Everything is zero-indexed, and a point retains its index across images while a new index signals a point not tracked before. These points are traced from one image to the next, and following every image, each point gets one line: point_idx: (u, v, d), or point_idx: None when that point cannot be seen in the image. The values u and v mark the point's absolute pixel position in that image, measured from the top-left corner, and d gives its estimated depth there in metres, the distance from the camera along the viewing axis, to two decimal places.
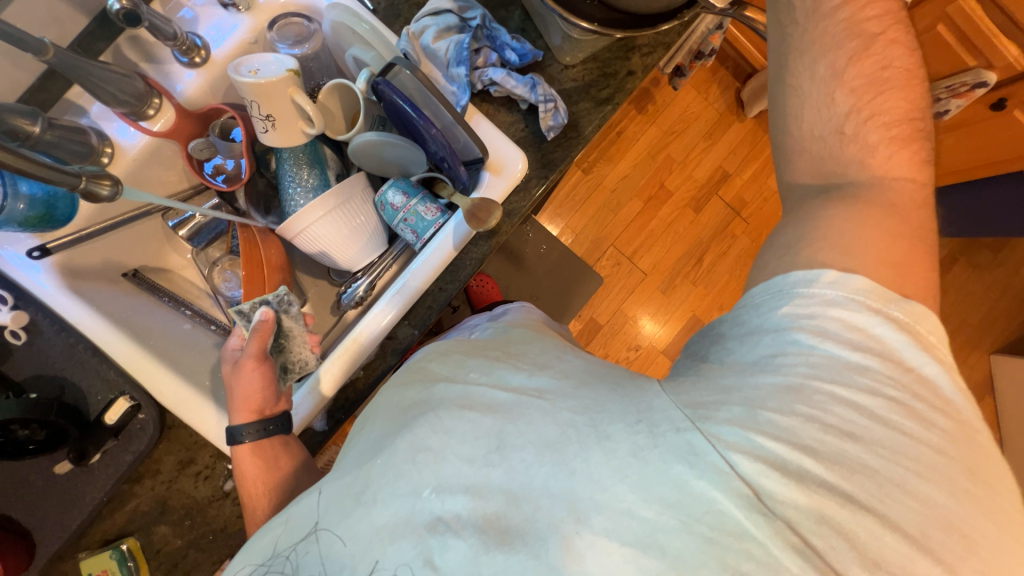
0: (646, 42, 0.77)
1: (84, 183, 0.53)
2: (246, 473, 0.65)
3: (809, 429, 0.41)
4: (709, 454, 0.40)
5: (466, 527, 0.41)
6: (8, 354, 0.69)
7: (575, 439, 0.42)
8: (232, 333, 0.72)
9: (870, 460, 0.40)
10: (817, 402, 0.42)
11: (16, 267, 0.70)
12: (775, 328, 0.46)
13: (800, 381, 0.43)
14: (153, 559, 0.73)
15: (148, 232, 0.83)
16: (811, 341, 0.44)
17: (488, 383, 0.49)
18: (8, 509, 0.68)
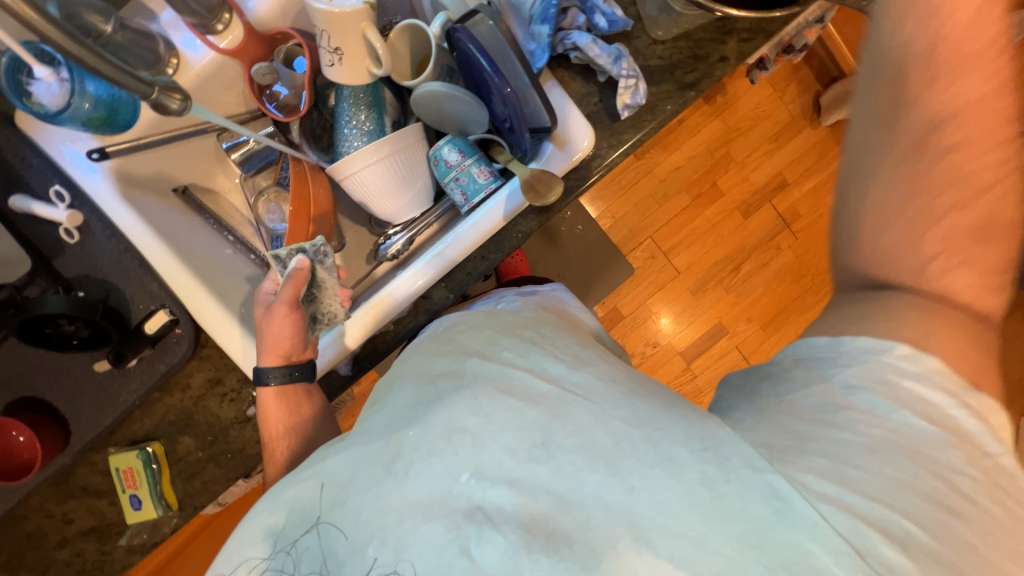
0: (746, 26, 0.69)
1: (155, 93, 0.52)
2: (269, 417, 0.67)
3: (908, 494, 0.38)
4: (787, 509, 0.38)
5: (506, 518, 0.42)
6: (61, 250, 0.71)
7: (629, 451, 0.42)
8: (267, 277, 0.72)
9: (968, 535, 0.38)
10: (911, 467, 0.39)
11: (76, 165, 0.71)
12: (841, 385, 0.44)
13: (885, 446, 0.40)
14: (174, 465, 0.77)
15: (201, 150, 0.83)
16: (891, 405, 0.42)
17: (528, 370, 0.49)
18: (49, 396, 0.72)
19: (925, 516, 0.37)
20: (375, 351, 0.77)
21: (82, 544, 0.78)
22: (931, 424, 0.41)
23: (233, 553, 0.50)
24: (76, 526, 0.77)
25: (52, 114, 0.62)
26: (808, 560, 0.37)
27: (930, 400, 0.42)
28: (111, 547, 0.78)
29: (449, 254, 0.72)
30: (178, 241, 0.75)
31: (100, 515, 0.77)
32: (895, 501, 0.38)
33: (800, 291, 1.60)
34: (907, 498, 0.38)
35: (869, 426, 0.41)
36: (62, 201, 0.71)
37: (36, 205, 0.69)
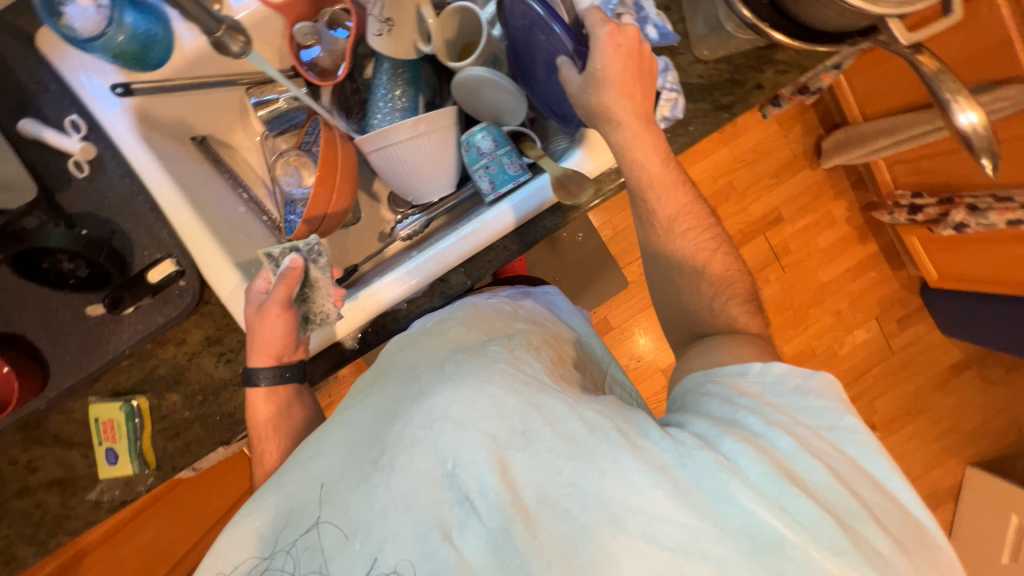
0: (785, 58, 0.72)
1: (220, 32, 0.50)
2: (258, 414, 0.67)
3: (822, 472, 0.41)
4: (715, 475, 0.41)
5: (486, 503, 0.42)
6: (66, 183, 0.68)
7: (602, 439, 0.43)
8: (258, 276, 0.68)
9: (865, 491, 0.42)
10: (808, 442, 0.43)
11: (94, 98, 0.67)
12: (725, 398, 0.48)
13: (782, 426, 0.44)
14: (157, 422, 0.73)
15: (227, 102, 0.80)
16: (764, 394, 0.48)
17: (509, 363, 0.49)
18: (32, 334, 0.68)
19: (830, 484, 0.41)
20: (380, 330, 0.75)
21: (43, 496, 0.73)
22: (809, 404, 0.46)
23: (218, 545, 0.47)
24: (41, 475, 0.73)
25: (82, 40, 0.61)
26: (744, 527, 0.39)
27: (813, 389, 0.47)
28: (76, 502, 0.74)
29: (459, 249, 0.72)
30: (193, 190, 0.72)
31: (69, 467, 0.73)
32: (803, 473, 0.41)
33: (783, 323, 1.66)
34: (812, 468, 0.42)
35: (769, 415, 0.45)
36: (77, 132, 0.68)
37: (48, 132, 0.66)
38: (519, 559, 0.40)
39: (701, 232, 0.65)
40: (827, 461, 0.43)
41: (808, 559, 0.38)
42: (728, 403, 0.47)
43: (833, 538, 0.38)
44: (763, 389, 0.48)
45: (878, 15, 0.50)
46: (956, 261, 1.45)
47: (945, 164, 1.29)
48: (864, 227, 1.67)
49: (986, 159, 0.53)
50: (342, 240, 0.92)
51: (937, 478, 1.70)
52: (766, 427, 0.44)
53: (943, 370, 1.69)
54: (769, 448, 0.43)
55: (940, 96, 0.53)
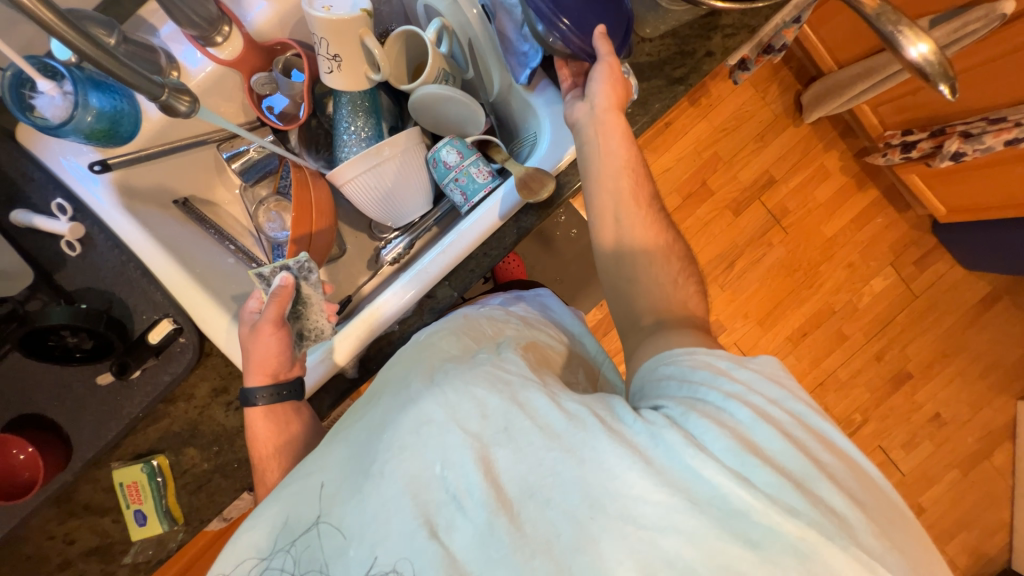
0: (730, 22, 0.72)
1: (165, 96, 0.53)
2: (260, 447, 0.66)
3: (783, 442, 0.41)
4: (679, 449, 0.40)
5: (471, 500, 0.42)
6: (62, 263, 0.71)
7: (580, 427, 0.43)
8: (251, 296, 0.71)
9: (829, 459, 0.42)
10: (768, 413, 0.43)
11: (76, 178, 0.71)
12: (685, 378, 0.47)
13: (744, 399, 0.44)
14: (179, 478, 0.75)
15: (201, 162, 0.83)
16: (723, 366, 0.47)
17: (493, 364, 0.50)
18: (50, 411, 0.71)
19: (787, 449, 0.41)
20: (377, 354, 0.76)
21: (84, 565, 0.76)
22: (768, 378, 0.46)
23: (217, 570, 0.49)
24: (79, 546, 0.75)
25: (54, 126, 0.63)
26: (713, 496, 0.39)
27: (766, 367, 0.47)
28: (115, 566, 0.76)
29: (439, 262, 0.73)
30: (180, 250, 0.75)
31: (103, 534, 0.76)
32: (764, 443, 0.41)
33: (794, 284, 1.62)
34: (771, 436, 0.41)
35: (730, 386, 0.45)
36: (64, 215, 0.71)
37: (39, 219, 0.69)
38: (505, 554, 0.40)
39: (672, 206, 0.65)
40: (789, 429, 0.43)
41: (776, 526, 0.38)
42: (690, 386, 0.46)
43: (794, 501, 0.38)
44: (723, 365, 0.47)
45: None
46: (960, 192, 1.41)
47: (927, 98, 1.27)
48: (860, 174, 1.63)
49: (944, 84, 0.52)
50: (333, 274, 0.94)
51: (986, 419, 1.63)
52: (728, 401, 0.43)
53: (972, 305, 1.63)
54: (734, 421, 0.42)
55: (884, 30, 0.53)
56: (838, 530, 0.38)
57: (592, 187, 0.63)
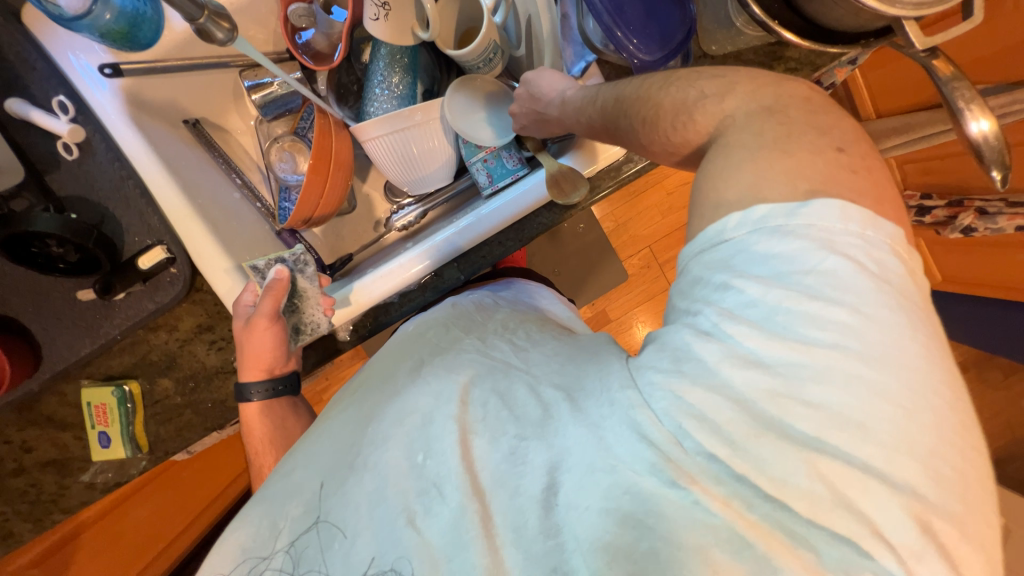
0: (796, 56, 0.69)
1: (202, 18, 0.49)
2: (253, 431, 0.68)
3: (757, 383, 0.34)
4: (625, 418, 0.37)
5: (450, 486, 0.41)
6: (55, 165, 0.66)
7: (553, 414, 0.41)
8: (245, 287, 0.68)
9: (828, 403, 0.33)
10: (750, 339, 0.35)
11: (83, 78, 0.66)
12: (690, 285, 0.39)
13: (740, 308, 0.35)
14: (149, 407, 0.74)
15: (219, 84, 0.78)
16: (737, 260, 0.37)
17: (479, 354, 0.50)
18: (23, 316, 0.68)
19: (759, 393, 0.34)
20: (369, 321, 0.74)
21: (40, 475, 0.75)
22: (779, 264, 0.35)
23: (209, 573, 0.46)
24: (36, 455, 0.74)
25: (68, 19, 0.57)
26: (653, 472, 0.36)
27: (806, 222, 0.35)
28: (71, 482, 0.75)
29: (453, 242, 0.71)
30: (185, 175, 0.71)
31: (63, 448, 0.74)
32: (721, 400, 0.35)
33: None
34: (741, 375, 0.35)
35: (731, 296, 0.36)
36: (64, 114, 0.66)
37: (35, 113, 0.64)
38: (471, 540, 0.39)
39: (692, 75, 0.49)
40: (767, 358, 0.34)
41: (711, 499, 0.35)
42: (689, 298, 0.39)
43: (726, 471, 0.35)
44: (732, 262, 0.37)
45: (894, 18, 0.47)
46: (961, 265, 1.43)
47: (953, 166, 1.28)
48: None
49: (996, 171, 0.51)
50: (337, 228, 0.92)
51: None
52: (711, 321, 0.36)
53: None
54: (694, 373, 0.36)
55: (954, 104, 0.51)
56: (775, 502, 0.34)
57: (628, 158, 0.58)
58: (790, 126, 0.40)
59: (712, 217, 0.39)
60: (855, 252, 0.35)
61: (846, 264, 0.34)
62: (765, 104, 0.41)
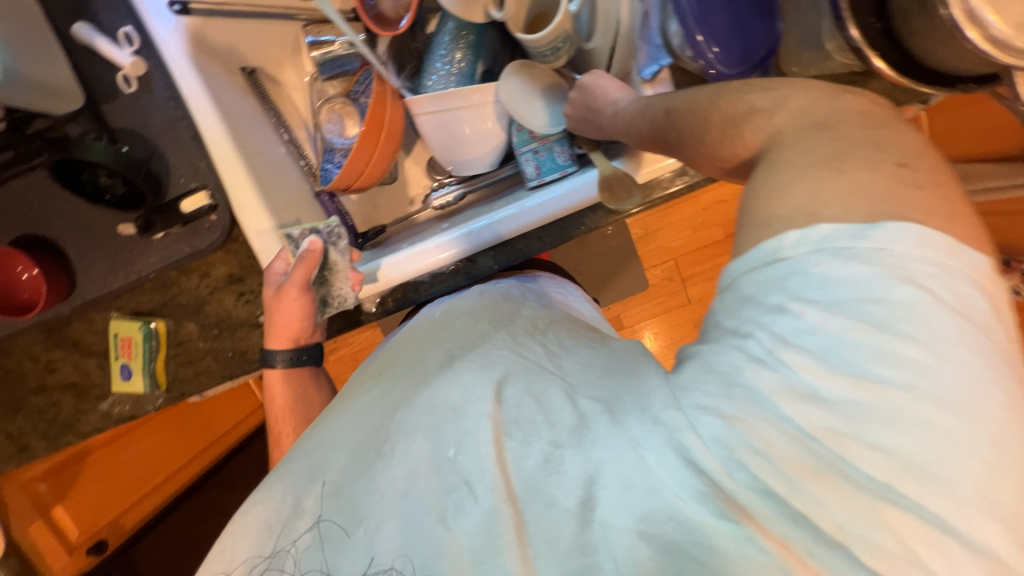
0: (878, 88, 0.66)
1: None
2: (276, 399, 0.69)
3: (810, 414, 0.33)
4: (667, 443, 0.36)
5: (482, 486, 0.39)
6: (113, 96, 0.66)
7: (589, 426, 0.39)
8: (276, 255, 0.69)
9: (890, 444, 0.31)
10: (803, 365, 0.33)
11: (151, 12, 0.65)
12: (740, 306, 0.38)
13: (800, 335, 0.34)
14: (172, 348, 0.75)
15: (281, 36, 0.77)
16: (792, 281, 0.35)
17: (511, 351, 0.49)
18: (63, 241, 0.69)
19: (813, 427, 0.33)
20: (397, 296, 0.74)
21: (59, 396, 0.77)
22: (841, 292, 0.33)
23: (226, 554, 0.44)
24: (59, 376, 0.76)
25: None
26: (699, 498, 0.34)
27: (871, 245, 0.33)
28: (88, 408, 0.77)
29: (494, 232, 0.70)
30: (236, 123, 0.70)
31: (85, 374, 0.76)
32: (775, 432, 0.33)
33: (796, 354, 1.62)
34: (794, 406, 0.33)
35: (787, 320, 0.34)
36: (128, 46, 0.66)
37: (101, 41, 0.64)
38: (501, 546, 0.37)
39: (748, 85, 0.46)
40: (821, 389, 0.33)
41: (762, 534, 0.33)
42: (735, 318, 0.37)
43: (779, 507, 0.33)
44: (790, 284, 0.35)
45: (1006, 66, 0.44)
46: None
47: None
48: None
49: None
50: (375, 197, 0.91)
51: None
52: (763, 345, 0.35)
53: None
54: (743, 400, 0.34)
55: None
56: (832, 543, 0.32)
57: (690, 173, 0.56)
58: (857, 143, 0.37)
59: (770, 232, 0.37)
60: (931, 283, 0.33)
61: (923, 296, 0.32)
62: (838, 119, 0.38)
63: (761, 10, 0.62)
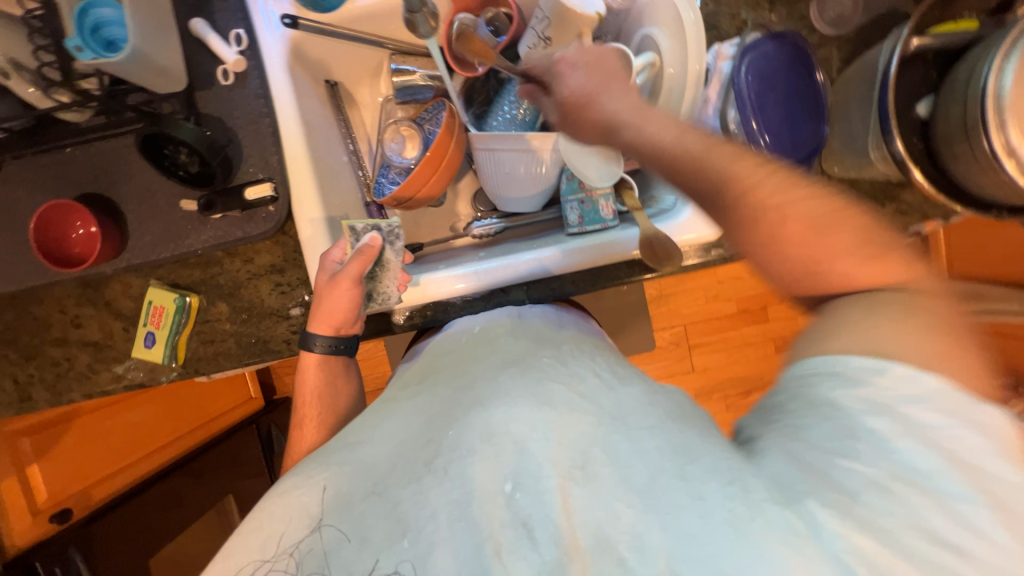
0: (912, 200, 0.70)
1: None
2: (307, 382, 0.71)
3: (904, 532, 0.34)
4: (756, 536, 0.36)
5: (545, 533, 0.40)
6: (209, 85, 0.72)
7: (669, 486, 0.40)
8: (335, 244, 0.71)
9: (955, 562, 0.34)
10: (916, 502, 0.35)
11: (263, 20, 0.72)
12: (847, 426, 0.38)
13: (940, 470, 0.35)
14: (199, 324, 0.76)
15: (367, 59, 0.84)
16: (902, 415, 0.37)
17: (567, 385, 0.50)
18: (126, 205, 0.73)
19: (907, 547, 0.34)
20: (426, 314, 0.77)
21: (77, 352, 0.77)
22: (940, 444, 0.36)
23: (255, 535, 0.46)
24: (82, 333, 0.77)
25: None
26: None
27: (935, 392, 0.37)
28: (103, 368, 0.77)
29: (543, 266, 0.72)
30: (312, 128, 0.75)
31: (108, 335, 0.77)
32: (873, 544, 0.34)
33: None
34: (886, 517, 0.35)
35: (898, 454, 0.36)
36: (236, 45, 0.72)
37: (213, 37, 0.70)
38: None
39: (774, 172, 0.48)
40: (924, 519, 0.34)
41: None
42: (831, 440, 0.38)
43: None
44: (882, 414, 0.38)
45: None
46: None
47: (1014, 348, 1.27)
48: None
49: None
50: (418, 216, 0.95)
51: None
52: (869, 462, 0.36)
53: None
54: (841, 509, 0.36)
55: None
56: None
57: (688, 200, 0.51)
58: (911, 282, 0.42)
59: (834, 352, 0.42)
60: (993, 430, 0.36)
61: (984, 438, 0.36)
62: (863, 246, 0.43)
63: (811, 111, 0.65)
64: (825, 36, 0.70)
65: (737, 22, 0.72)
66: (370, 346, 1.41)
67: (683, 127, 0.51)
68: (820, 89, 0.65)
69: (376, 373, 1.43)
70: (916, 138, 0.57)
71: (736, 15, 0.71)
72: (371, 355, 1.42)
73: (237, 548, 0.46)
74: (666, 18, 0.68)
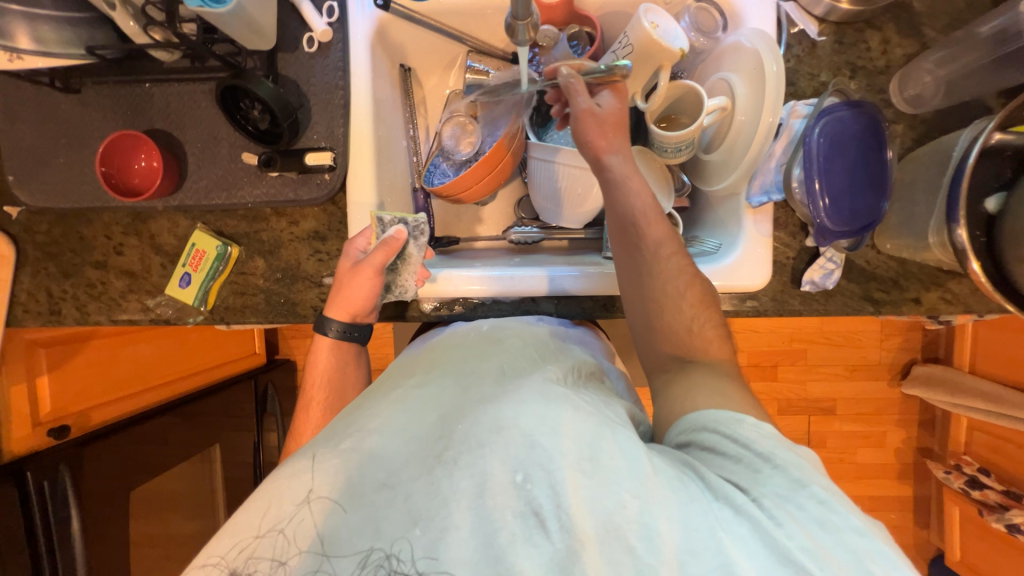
0: (957, 290, 0.70)
1: (519, 22, 0.54)
2: (319, 363, 0.72)
3: (832, 540, 0.39)
4: (726, 536, 0.39)
5: (556, 524, 0.41)
6: (293, 50, 0.74)
7: (662, 485, 0.42)
8: (359, 233, 0.72)
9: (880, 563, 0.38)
10: (822, 504, 0.40)
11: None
12: (743, 453, 0.45)
13: (831, 489, 0.42)
14: (233, 275, 0.78)
15: (444, 51, 0.85)
16: (762, 442, 0.45)
17: (573, 393, 0.51)
18: (189, 147, 0.75)
19: (843, 550, 0.38)
20: (453, 308, 0.77)
21: (113, 277, 0.79)
22: (802, 463, 0.43)
23: (260, 522, 0.45)
24: (122, 260, 0.79)
25: None
26: None
27: (773, 431, 0.46)
28: (134, 298, 0.79)
29: (565, 286, 0.73)
30: (381, 108, 0.77)
31: (145, 268, 0.79)
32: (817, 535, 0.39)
33: None
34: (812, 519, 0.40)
35: (789, 473, 0.42)
36: (326, 16, 0.75)
37: (307, 5, 0.72)
38: None
39: (694, 272, 0.60)
40: (836, 514, 0.40)
41: None
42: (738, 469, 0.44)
43: None
44: (751, 439, 0.45)
45: None
46: (990, 557, 1.36)
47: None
48: (910, 466, 1.59)
49: None
50: (460, 211, 0.96)
51: None
52: (770, 475, 0.42)
53: None
54: (789, 510, 0.40)
55: None
56: None
57: (644, 287, 0.60)
58: None
59: (719, 404, 0.49)
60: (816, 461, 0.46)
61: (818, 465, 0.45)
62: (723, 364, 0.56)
63: (874, 183, 0.64)
64: (900, 113, 0.70)
65: (817, 84, 0.72)
66: (379, 327, 1.42)
67: (658, 211, 0.61)
68: (887, 165, 0.64)
69: (379, 353, 1.44)
70: (977, 232, 0.57)
71: (816, 77, 0.71)
72: (378, 335, 1.44)
73: (242, 533, 0.45)
74: (744, 65, 0.68)
